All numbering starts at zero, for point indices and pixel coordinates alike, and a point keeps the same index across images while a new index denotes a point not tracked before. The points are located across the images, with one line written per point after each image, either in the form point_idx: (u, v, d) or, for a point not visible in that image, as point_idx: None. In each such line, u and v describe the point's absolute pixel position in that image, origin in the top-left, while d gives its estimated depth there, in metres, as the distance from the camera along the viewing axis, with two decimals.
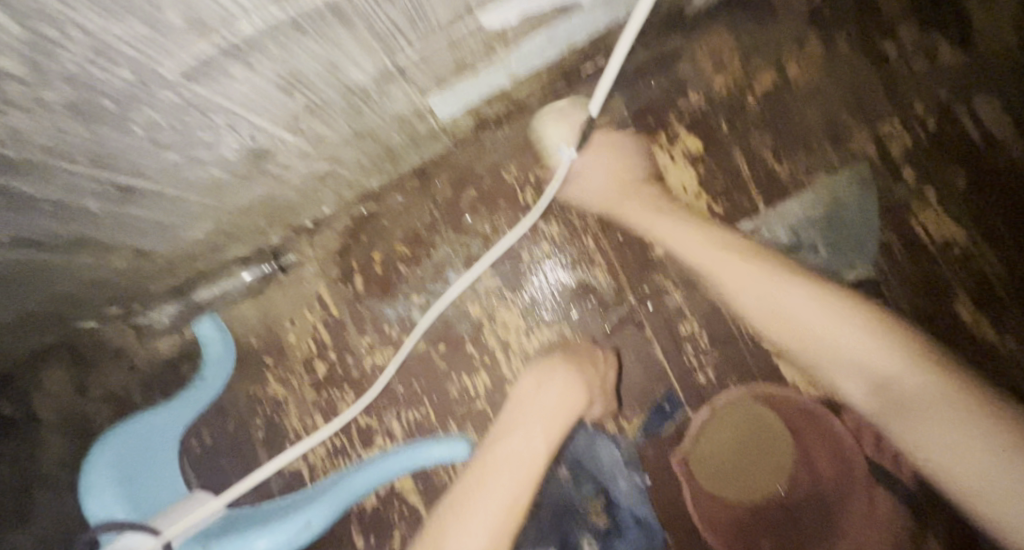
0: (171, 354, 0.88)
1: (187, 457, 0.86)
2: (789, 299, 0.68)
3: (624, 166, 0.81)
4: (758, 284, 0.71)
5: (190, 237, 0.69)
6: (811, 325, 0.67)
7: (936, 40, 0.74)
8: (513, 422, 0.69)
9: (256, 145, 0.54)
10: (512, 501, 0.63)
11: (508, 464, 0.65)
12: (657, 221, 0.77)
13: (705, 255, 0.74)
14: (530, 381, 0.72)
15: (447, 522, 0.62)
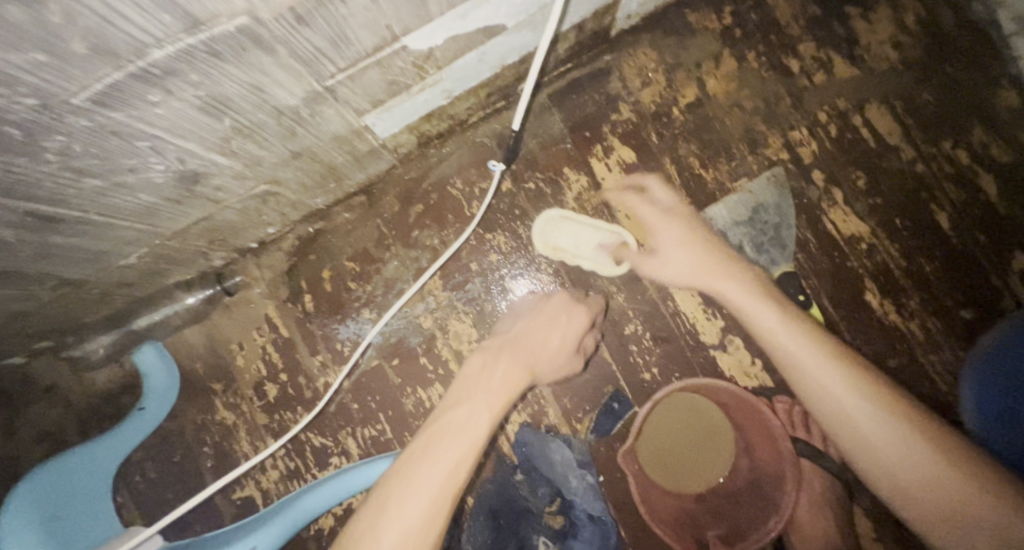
0: (109, 387, 0.84)
1: (129, 493, 0.82)
2: (754, 304, 0.69)
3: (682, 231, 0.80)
4: (714, 288, 0.73)
5: (124, 264, 0.68)
6: (782, 339, 0.65)
7: (833, 56, 0.81)
8: (465, 396, 0.65)
9: (186, 169, 0.54)
10: (458, 467, 0.56)
11: (450, 430, 0.60)
12: (672, 250, 0.79)
13: (697, 264, 0.76)
14: (479, 359, 0.70)
15: (383, 498, 0.54)
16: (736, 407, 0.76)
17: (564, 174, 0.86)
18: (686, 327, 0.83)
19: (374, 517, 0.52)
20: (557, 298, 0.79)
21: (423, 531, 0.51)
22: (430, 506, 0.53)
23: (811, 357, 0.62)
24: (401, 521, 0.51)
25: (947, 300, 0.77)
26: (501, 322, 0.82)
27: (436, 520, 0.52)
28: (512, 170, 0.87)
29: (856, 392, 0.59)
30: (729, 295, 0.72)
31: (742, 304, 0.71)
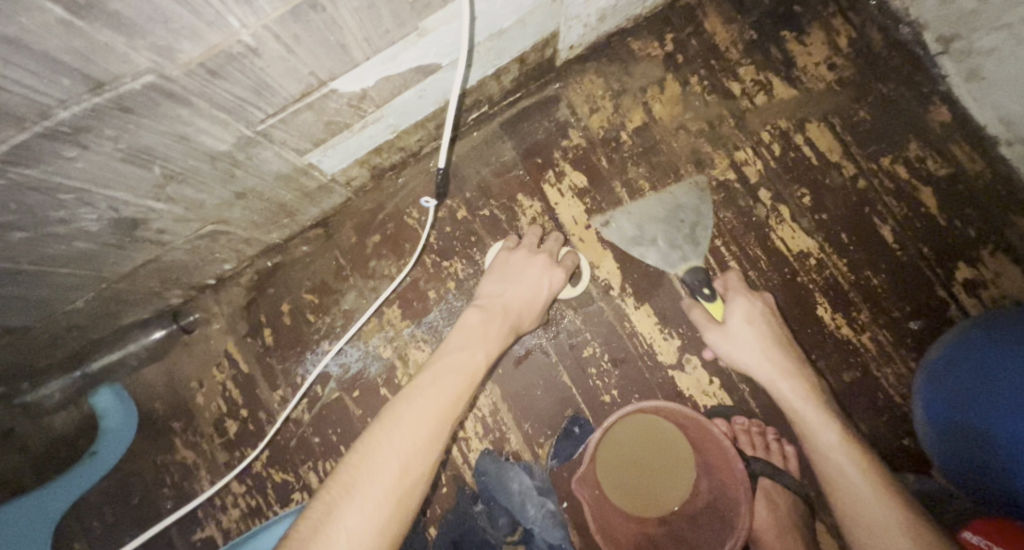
0: (66, 431, 0.84)
1: (87, 538, 0.81)
2: (823, 418, 0.67)
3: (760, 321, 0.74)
4: (808, 411, 0.68)
5: (72, 308, 0.68)
6: (831, 450, 0.65)
7: (772, 77, 0.84)
8: (461, 346, 0.67)
9: (122, 215, 0.55)
10: (438, 428, 0.58)
11: (437, 387, 0.61)
12: (768, 358, 0.72)
13: (778, 374, 0.71)
14: (476, 313, 0.71)
15: (366, 452, 0.54)
16: (693, 428, 0.76)
17: (518, 200, 0.87)
18: (644, 348, 0.83)
19: (353, 472, 0.52)
20: (520, 251, 0.79)
21: (403, 480, 0.52)
22: (405, 466, 0.53)
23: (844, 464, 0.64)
24: (380, 472, 0.52)
25: (898, 313, 0.77)
26: (487, 275, 0.77)
27: (411, 477, 0.53)
28: (466, 198, 0.88)
29: (872, 499, 0.60)
30: (801, 409, 0.69)
31: (813, 419, 0.67)
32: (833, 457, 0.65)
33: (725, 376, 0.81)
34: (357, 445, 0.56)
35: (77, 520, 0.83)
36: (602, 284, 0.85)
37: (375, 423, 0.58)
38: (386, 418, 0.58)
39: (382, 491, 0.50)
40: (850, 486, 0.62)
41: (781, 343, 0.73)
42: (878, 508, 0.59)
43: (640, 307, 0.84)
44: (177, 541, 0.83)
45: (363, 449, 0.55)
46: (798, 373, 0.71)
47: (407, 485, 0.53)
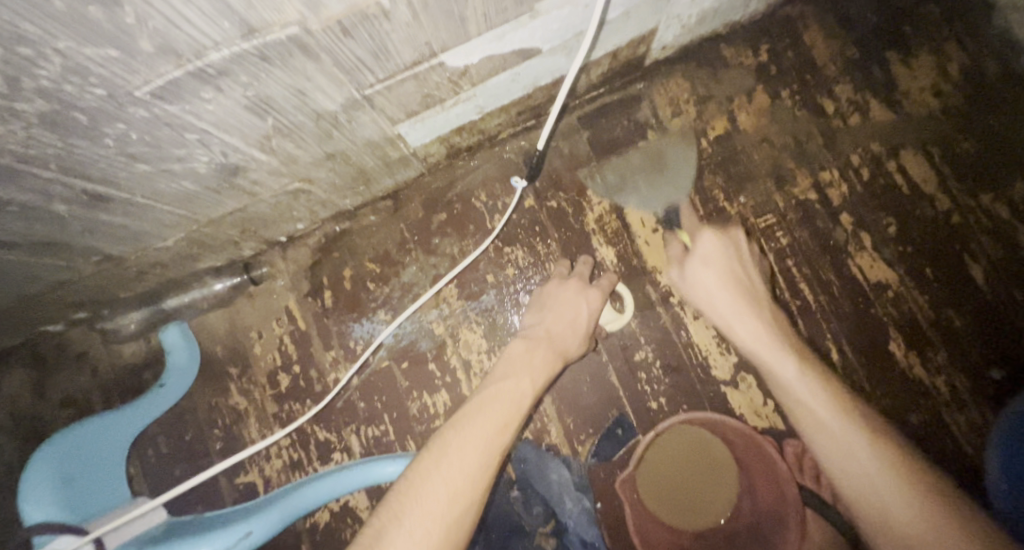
0: (134, 361, 0.88)
1: (140, 466, 0.86)
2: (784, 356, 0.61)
3: (723, 260, 0.72)
4: (771, 351, 0.62)
5: (162, 246, 0.72)
6: (794, 384, 0.59)
7: (869, 99, 0.81)
8: (504, 374, 0.65)
9: (228, 161, 0.58)
10: (488, 452, 0.54)
11: (484, 411, 0.59)
12: (737, 306, 0.68)
13: (751, 320, 0.66)
14: (520, 344, 0.70)
15: (413, 479, 0.51)
16: (740, 444, 0.74)
17: (587, 195, 0.87)
18: (698, 359, 0.82)
19: (400, 497, 0.49)
20: (552, 281, 0.79)
21: (453, 507, 0.48)
22: (453, 494, 0.49)
23: (811, 396, 0.56)
24: (428, 498, 0.48)
25: (978, 359, 0.74)
26: (528, 313, 0.78)
27: (462, 504, 0.48)
28: (536, 187, 0.88)
29: (828, 414, 0.54)
30: (767, 352, 0.63)
31: (774, 357, 0.62)
32: (801, 395, 0.57)
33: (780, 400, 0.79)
34: (405, 474, 0.53)
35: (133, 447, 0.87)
36: (663, 289, 0.84)
37: (424, 452, 0.55)
38: (432, 446, 0.55)
39: (430, 519, 0.46)
40: (812, 416, 0.55)
41: (746, 295, 0.69)
42: (851, 441, 0.52)
43: (699, 317, 0.82)
44: (220, 481, 0.86)
45: (413, 474, 0.51)
46: (767, 321, 0.66)
47: (459, 511, 0.48)
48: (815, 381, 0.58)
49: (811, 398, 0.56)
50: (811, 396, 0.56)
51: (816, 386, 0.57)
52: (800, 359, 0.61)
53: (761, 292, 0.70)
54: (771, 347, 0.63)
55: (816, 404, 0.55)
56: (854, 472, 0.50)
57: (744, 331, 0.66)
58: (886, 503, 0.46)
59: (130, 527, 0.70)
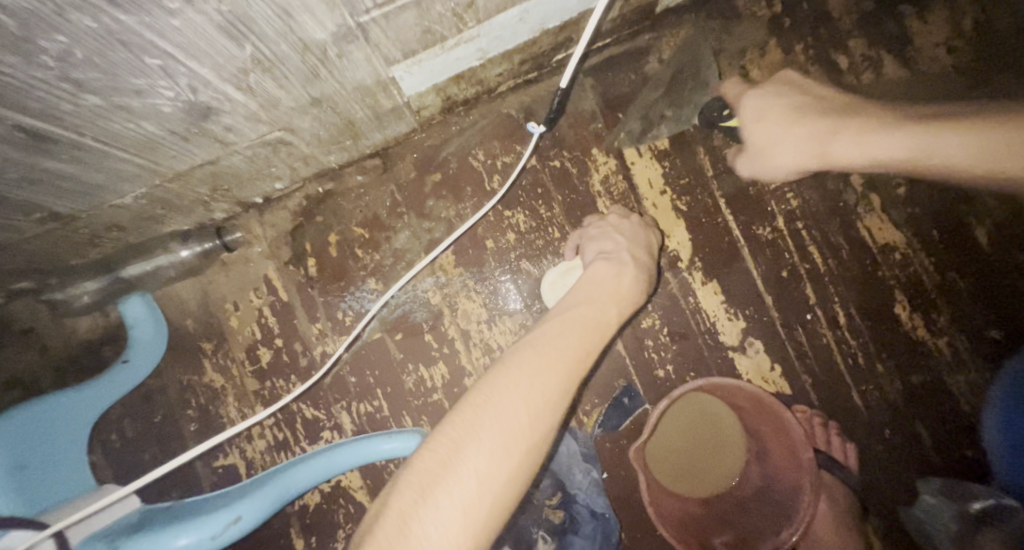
0: (92, 337, 0.79)
1: (102, 453, 0.78)
2: (881, 128, 0.67)
3: (784, 106, 0.74)
4: (912, 143, 0.64)
5: (119, 203, 0.63)
6: (923, 147, 0.64)
7: (883, 54, 0.78)
8: (589, 297, 0.58)
9: (197, 101, 0.50)
10: (569, 379, 0.48)
11: (567, 332, 0.52)
12: (817, 132, 0.70)
13: (832, 137, 0.69)
14: (603, 263, 0.64)
15: (490, 393, 0.45)
16: (752, 413, 0.72)
17: (592, 154, 0.82)
18: (705, 325, 0.79)
19: (476, 412, 0.43)
20: (614, 218, 0.75)
21: (532, 433, 0.43)
22: (533, 416, 0.43)
23: (934, 147, 0.63)
24: (506, 417, 0.43)
25: (977, 320, 0.75)
26: (593, 238, 0.72)
27: (540, 428, 0.43)
28: (537, 146, 0.82)
29: (943, 140, 0.62)
30: (876, 154, 0.67)
31: (886, 152, 0.66)
32: (960, 156, 0.62)
33: (786, 365, 0.78)
34: (474, 391, 0.47)
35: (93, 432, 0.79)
36: (671, 254, 0.80)
37: (496, 367, 0.49)
38: (506, 364, 0.49)
39: (508, 440, 0.41)
40: (959, 165, 0.62)
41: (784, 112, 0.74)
42: (982, 140, 0.60)
43: (706, 283, 0.80)
44: (196, 466, 0.79)
45: (486, 387, 0.46)
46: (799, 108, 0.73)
47: (537, 435, 0.43)
48: (909, 138, 0.65)
49: (952, 148, 0.62)
50: (946, 141, 0.62)
51: (948, 136, 0.62)
52: (890, 135, 0.66)
53: (814, 109, 0.72)
54: (901, 147, 0.65)
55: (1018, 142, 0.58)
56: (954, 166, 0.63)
57: (901, 156, 0.65)
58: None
59: (97, 519, 0.60)
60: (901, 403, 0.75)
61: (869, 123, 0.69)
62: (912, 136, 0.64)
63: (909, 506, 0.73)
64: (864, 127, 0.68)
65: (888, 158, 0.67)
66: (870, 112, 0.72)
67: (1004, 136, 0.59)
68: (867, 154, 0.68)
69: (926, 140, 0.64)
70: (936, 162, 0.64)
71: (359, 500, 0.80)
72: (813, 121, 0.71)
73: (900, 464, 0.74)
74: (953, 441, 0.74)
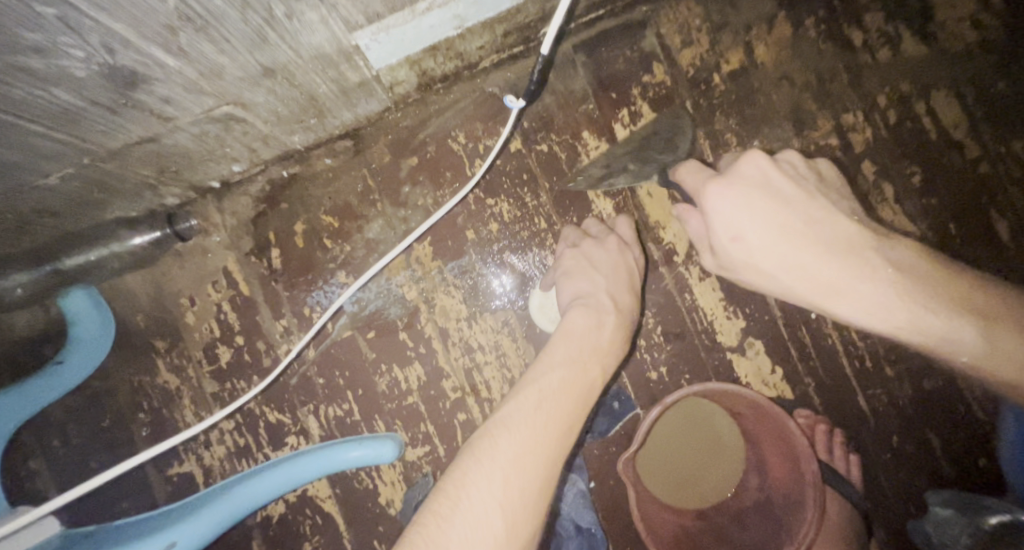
0: (30, 335, 0.73)
1: (46, 459, 0.73)
2: (940, 288, 0.48)
3: (809, 219, 0.50)
4: (895, 303, 0.47)
5: (44, 185, 0.55)
6: (975, 343, 0.46)
7: (900, 30, 0.72)
8: (566, 357, 0.52)
9: (117, 65, 0.42)
10: (550, 469, 0.44)
11: (545, 407, 0.47)
12: (854, 273, 0.48)
13: (882, 286, 0.48)
14: (581, 313, 0.56)
15: (462, 494, 0.40)
16: (752, 420, 0.67)
17: (582, 137, 0.75)
18: (702, 325, 0.73)
19: (442, 522, 0.38)
20: (588, 240, 0.67)
21: (511, 540, 0.39)
22: (512, 523, 0.39)
23: (1010, 350, 0.45)
24: (481, 527, 0.38)
25: None
26: (568, 275, 0.63)
27: (519, 539, 0.39)
28: (523, 128, 0.75)
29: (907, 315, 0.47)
30: (929, 323, 0.47)
31: (935, 326, 0.47)
32: (989, 362, 0.46)
33: (789, 367, 0.72)
34: (441, 487, 0.42)
35: (37, 435, 0.73)
36: (667, 247, 0.74)
37: (468, 451, 0.45)
38: (475, 450, 0.44)
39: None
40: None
41: (789, 237, 0.49)
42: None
43: (704, 279, 0.74)
44: (149, 474, 0.73)
45: (457, 484, 0.41)
46: (776, 234, 0.49)
47: (519, 544, 0.39)
48: (978, 319, 0.46)
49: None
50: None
51: (914, 309, 0.47)
52: (954, 305, 0.47)
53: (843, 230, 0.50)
54: (962, 329, 0.46)
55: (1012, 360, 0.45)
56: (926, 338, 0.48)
57: (863, 317, 0.49)
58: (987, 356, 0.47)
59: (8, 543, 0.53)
60: (910, 410, 0.71)
61: (923, 274, 0.48)
62: (982, 319, 0.46)
63: (918, 519, 0.69)
64: (913, 278, 0.48)
65: (955, 344, 0.47)
66: (779, 218, 0.50)
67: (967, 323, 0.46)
68: (928, 327, 0.47)
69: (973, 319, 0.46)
70: (848, 312, 0.50)
71: (327, 511, 0.74)
72: (793, 244, 0.50)
73: (908, 473, 0.70)
74: (963, 450, 0.70)
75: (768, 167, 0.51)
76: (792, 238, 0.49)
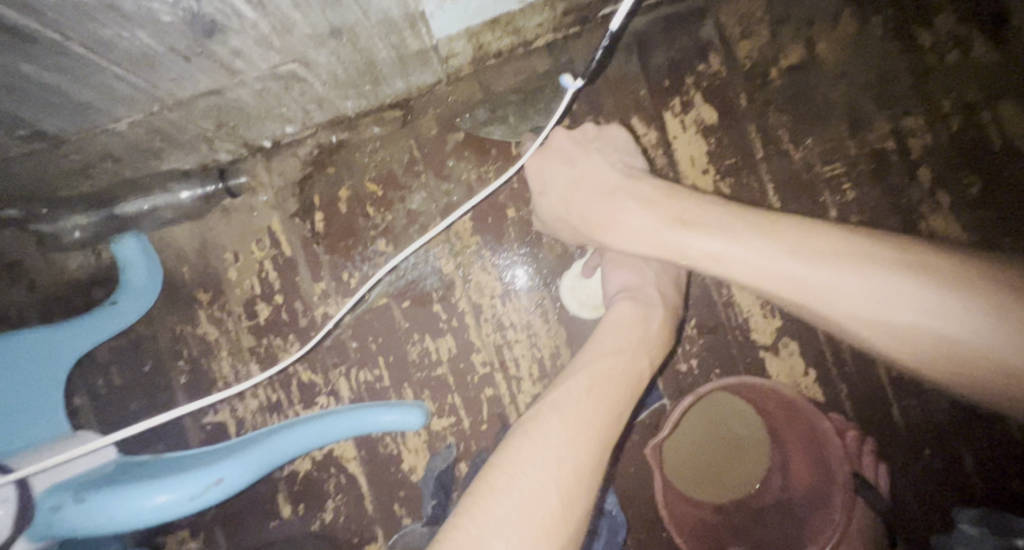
0: (80, 277, 0.76)
1: (89, 397, 0.76)
2: (733, 218, 0.50)
3: (589, 170, 0.59)
4: (710, 238, 0.49)
5: (111, 129, 0.57)
6: (734, 256, 0.48)
7: (973, 35, 0.70)
8: (613, 347, 0.52)
9: (201, 12, 0.42)
10: (601, 452, 0.44)
11: (596, 393, 0.47)
12: (619, 207, 0.55)
13: (588, 211, 0.58)
14: (628, 305, 0.56)
15: (514, 470, 0.40)
16: (782, 419, 0.66)
17: (632, 123, 0.74)
18: (738, 321, 0.73)
19: (497, 495, 0.38)
20: None
21: (565, 516, 0.39)
22: (566, 498, 0.40)
23: (841, 287, 0.43)
24: (537, 501, 0.38)
25: None
26: (613, 264, 0.63)
27: (572, 516, 0.40)
28: (572, 110, 0.75)
29: (726, 244, 0.48)
30: (777, 266, 0.46)
31: (787, 270, 0.45)
32: (830, 301, 0.43)
33: (823, 370, 0.72)
34: (495, 462, 0.43)
35: (82, 374, 0.76)
36: None
37: (517, 433, 0.45)
38: (529, 430, 0.45)
39: (541, 526, 0.37)
40: (854, 329, 0.44)
41: (598, 191, 0.57)
42: (907, 295, 0.40)
43: None
44: (184, 420, 0.76)
45: (510, 464, 0.41)
46: (584, 175, 0.59)
47: (571, 523, 0.39)
48: (813, 258, 0.44)
49: (868, 292, 0.41)
50: (863, 286, 0.42)
51: (745, 233, 0.48)
52: (698, 223, 0.51)
53: (617, 176, 0.58)
54: (777, 260, 0.46)
55: (829, 284, 0.43)
56: (833, 298, 0.43)
57: (645, 248, 0.54)
58: (945, 342, 0.39)
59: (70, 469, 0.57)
60: (943, 423, 0.69)
61: (725, 210, 0.51)
62: (840, 262, 0.43)
63: (942, 534, 0.68)
64: (672, 205, 0.53)
65: (753, 279, 0.48)
66: (594, 159, 0.60)
67: (849, 269, 0.42)
68: (713, 252, 0.49)
69: (797, 250, 0.45)
70: (629, 244, 0.55)
71: (351, 471, 0.76)
72: (593, 176, 0.59)
73: (936, 488, 0.69)
74: (996, 469, 0.68)
75: (566, 139, 0.62)
76: (604, 192, 0.57)
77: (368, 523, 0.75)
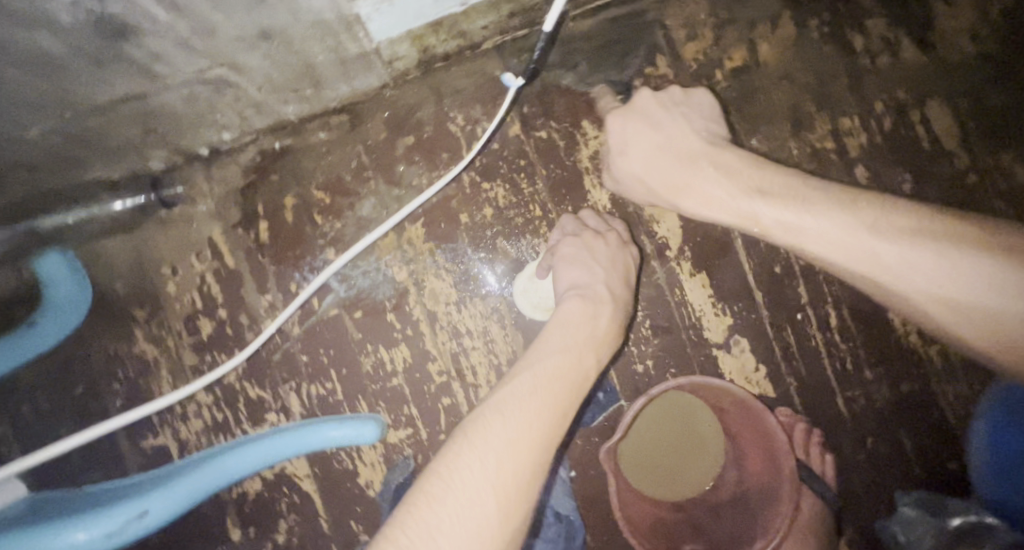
0: (1, 295, 0.71)
1: (13, 425, 0.71)
2: (771, 182, 0.53)
3: (674, 134, 0.59)
4: (731, 195, 0.55)
5: (22, 138, 0.53)
6: None
7: (901, 39, 0.73)
8: (560, 346, 0.52)
9: (107, 15, 0.39)
10: (544, 455, 0.43)
11: (542, 394, 0.47)
12: (700, 174, 0.57)
13: (660, 178, 0.59)
14: (578, 304, 0.56)
15: (452, 478, 0.39)
16: (735, 415, 0.67)
17: (582, 126, 0.74)
18: (691, 320, 0.74)
19: (433, 506, 0.37)
20: (587, 231, 0.66)
21: (504, 524, 0.38)
22: (506, 507, 0.39)
23: (924, 272, 0.42)
24: (473, 509, 0.37)
25: None
26: (565, 263, 0.62)
27: (511, 524, 0.39)
28: (522, 114, 0.74)
29: (807, 218, 0.49)
30: (873, 247, 0.45)
31: (871, 248, 0.45)
32: (903, 280, 0.44)
33: (774, 365, 0.73)
34: (434, 469, 0.41)
35: (5, 401, 0.71)
36: (660, 241, 0.74)
37: (458, 436, 0.44)
38: (469, 434, 0.43)
39: (476, 537, 0.36)
40: (963, 319, 0.42)
41: (683, 159, 0.58)
42: (973, 273, 0.40)
43: (695, 275, 0.74)
44: (122, 445, 0.72)
45: (448, 471, 0.40)
46: (661, 140, 0.59)
47: (510, 530, 0.38)
48: (905, 236, 0.43)
49: (975, 278, 0.40)
50: (973, 268, 0.40)
51: (834, 209, 0.48)
52: (776, 192, 0.52)
53: (701, 141, 0.59)
54: (818, 224, 0.48)
55: (912, 260, 0.43)
56: (914, 284, 0.43)
57: (716, 214, 0.57)
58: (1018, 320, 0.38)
59: None
60: (885, 412, 0.72)
61: (770, 177, 0.54)
62: (1005, 256, 0.39)
63: (886, 519, 0.70)
64: (748, 175, 0.55)
65: (814, 243, 0.49)
66: (669, 120, 0.60)
67: (972, 258, 0.40)
68: (756, 213, 0.53)
69: (902, 237, 0.44)
70: (702, 208, 0.58)
71: (304, 489, 0.73)
72: (668, 144, 0.59)
73: (880, 475, 0.72)
74: (934, 454, 0.71)
75: (652, 99, 0.62)
76: (698, 158, 0.57)
77: (324, 543, 0.73)
